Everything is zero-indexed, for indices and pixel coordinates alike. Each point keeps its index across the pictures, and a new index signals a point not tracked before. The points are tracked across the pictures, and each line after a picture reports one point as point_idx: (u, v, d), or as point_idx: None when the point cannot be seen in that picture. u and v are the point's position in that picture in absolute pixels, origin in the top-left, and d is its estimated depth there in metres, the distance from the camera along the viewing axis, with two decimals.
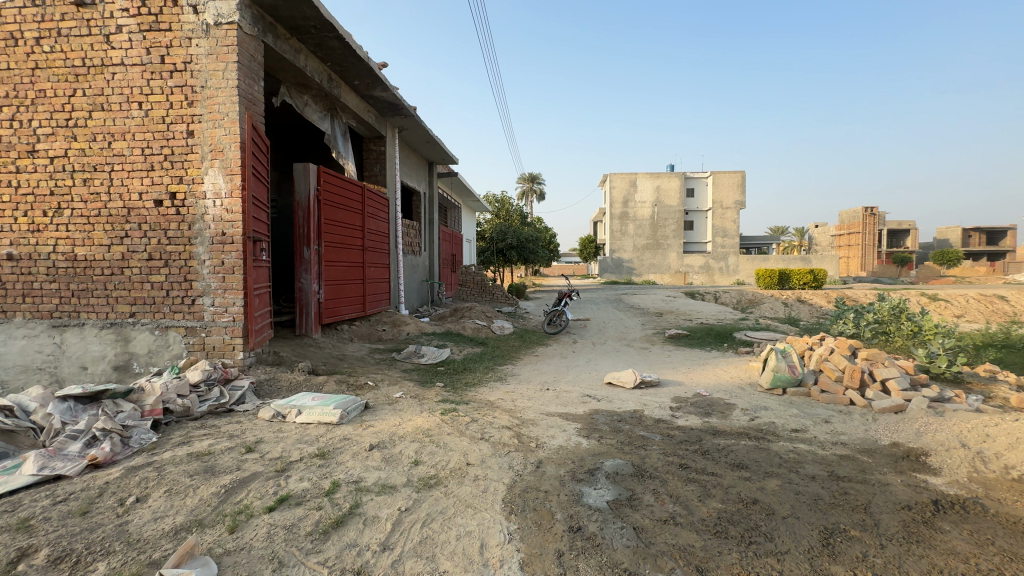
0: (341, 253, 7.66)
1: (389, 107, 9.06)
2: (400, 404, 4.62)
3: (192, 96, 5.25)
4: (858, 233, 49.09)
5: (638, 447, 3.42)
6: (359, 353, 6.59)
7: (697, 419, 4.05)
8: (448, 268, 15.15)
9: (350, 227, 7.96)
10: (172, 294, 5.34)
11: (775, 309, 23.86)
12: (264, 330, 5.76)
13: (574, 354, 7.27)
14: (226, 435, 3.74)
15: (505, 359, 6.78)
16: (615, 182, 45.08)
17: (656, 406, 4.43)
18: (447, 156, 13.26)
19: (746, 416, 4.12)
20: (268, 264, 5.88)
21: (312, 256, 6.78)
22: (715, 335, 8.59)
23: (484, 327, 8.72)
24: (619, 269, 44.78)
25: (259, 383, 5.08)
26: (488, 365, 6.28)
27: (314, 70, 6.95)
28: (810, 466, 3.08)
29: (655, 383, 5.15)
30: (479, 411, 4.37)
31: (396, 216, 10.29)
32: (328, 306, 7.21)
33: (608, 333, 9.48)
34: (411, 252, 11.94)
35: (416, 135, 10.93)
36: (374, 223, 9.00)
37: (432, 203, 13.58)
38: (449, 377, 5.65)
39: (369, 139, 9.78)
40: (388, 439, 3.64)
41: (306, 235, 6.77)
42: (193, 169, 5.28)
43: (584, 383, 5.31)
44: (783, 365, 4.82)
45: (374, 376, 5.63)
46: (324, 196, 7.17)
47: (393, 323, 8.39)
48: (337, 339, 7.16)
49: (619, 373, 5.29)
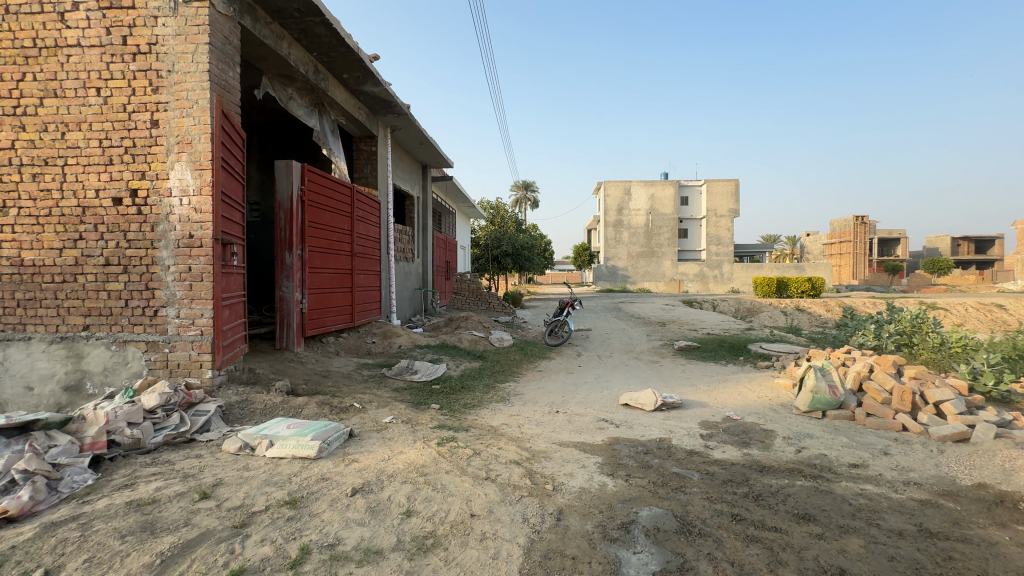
0: (327, 259, 7.07)
1: (381, 104, 8.52)
2: (390, 432, 4.01)
3: (157, 82, 4.67)
4: (851, 242, 49.21)
5: (675, 491, 2.85)
6: (345, 370, 5.96)
7: (736, 451, 3.49)
8: (442, 276, 14.56)
9: (338, 231, 7.38)
10: (132, 305, 4.71)
11: (775, 318, 23.46)
12: (238, 344, 5.15)
13: (581, 369, 6.71)
14: (179, 475, 3.12)
15: (507, 375, 6.18)
16: (609, 190, 44.83)
17: (684, 434, 3.86)
18: (442, 159, 12.73)
19: (792, 447, 3.57)
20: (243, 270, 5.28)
21: (294, 262, 6.19)
22: (728, 348, 8.06)
23: (482, 339, 8.14)
24: (614, 277, 44.36)
25: (229, 407, 4.45)
26: (489, 382, 5.69)
27: (299, 60, 6.40)
28: (892, 518, 2.53)
29: (677, 404, 4.59)
30: (481, 440, 3.78)
31: (387, 220, 9.72)
32: (312, 317, 6.61)
33: (613, 345, 8.92)
34: (403, 258, 11.37)
35: (410, 136, 10.39)
36: (365, 227, 8.43)
37: (426, 208, 13.03)
38: (446, 397, 5.05)
39: (360, 139, 9.23)
40: (375, 480, 3.03)
41: (288, 239, 6.18)
42: (157, 163, 4.69)
43: (598, 405, 4.73)
44: (824, 386, 4.29)
45: (361, 396, 5.02)
46: (310, 197, 6.59)
47: (384, 335, 7.77)
48: (321, 353, 6.53)
49: (637, 393, 4.72)
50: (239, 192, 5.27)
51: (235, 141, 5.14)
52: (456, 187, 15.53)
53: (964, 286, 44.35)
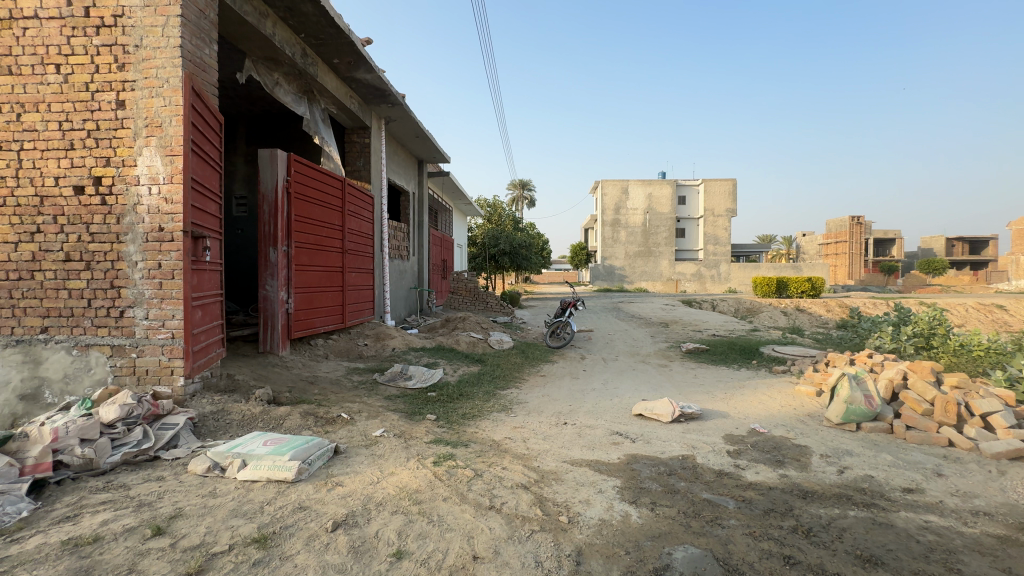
0: (316, 255, 6.62)
1: (374, 93, 8.08)
2: (381, 448, 3.59)
3: (123, 58, 4.22)
4: (847, 241, 49.14)
5: (711, 524, 2.45)
6: (334, 375, 5.52)
7: (771, 473, 3.08)
8: (438, 275, 14.13)
9: (328, 226, 6.94)
10: (96, 305, 4.25)
11: (775, 318, 23.18)
12: (214, 348, 4.71)
13: (587, 374, 6.30)
14: (133, 504, 2.68)
15: (508, 380, 5.76)
16: (606, 189, 44.47)
17: (710, 451, 3.46)
18: (438, 153, 12.29)
19: (833, 467, 3.17)
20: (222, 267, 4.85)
21: (279, 258, 5.75)
22: (739, 350, 7.67)
23: (480, 341, 7.71)
24: (611, 277, 44.03)
25: (202, 419, 4.01)
26: (490, 389, 5.27)
27: (285, 41, 5.95)
28: (973, 562, 2.13)
29: (696, 415, 4.19)
30: (482, 459, 3.36)
31: (381, 216, 9.27)
32: (300, 317, 6.17)
33: (618, 347, 8.52)
34: (398, 256, 10.94)
35: (405, 128, 9.95)
36: (357, 222, 7.98)
37: (422, 204, 12.60)
38: (443, 407, 4.63)
39: (352, 130, 8.79)
40: (361, 509, 2.61)
41: (272, 234, 5.73)
42: (123, 148, 4.24)
43: (610, 416, 4.32)
44: (858, 396, 3.91)
45: (350, 405, 4.59)
46: (297, 189, 6.15)
47: (377, 337, 7.34)
48: (309, 357, 6.09)
49: (652, 403, 4.33)
50: (217, 181, 4.81)
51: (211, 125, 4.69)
52: (453, 183, 15.10)
53: (959, 286, 44.46)
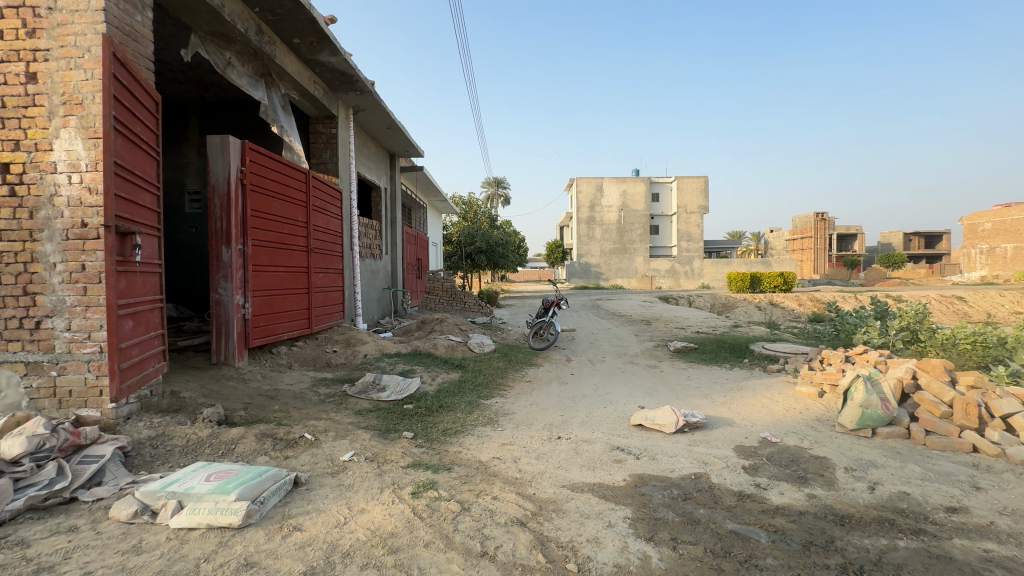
0: (277, 255, 6.01)
1: (340, 79, 7.48)
2: (349, 477, 3.08)
3: (34, 22, 3.57)
4: (813, 237, 50.51)
5: (748, 566, 2.06)
6: (298, 388, 4.94)
7: (797, 493, 2.73)
8: (413, 274, 13.55)
9: (290, 222, 6.33)
10: (4, 315, 3.54)
11: (750, 313, 23.42)
12: (152, 363, 4.05)
13: (575, 378, 5.90)
14: (28, 570, 2.12)
15: (492, 388, 5.30)
16: (581, 187, 44.41)
17: (724, 468, 3.09)
18: (411, 147, 11.73)
19: (862, 483, 2.83)
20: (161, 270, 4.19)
21: (233, 258, 5.13)
22: (729, 348, 7.42)
23: (460, 345, 7.23)
24: (586, 274, 43.77)
25: (136, 447, 3.41)
26: (472, 399, 4.81)
27: (238, 16, 5.33)
28: None
29: (701, 425, 3.83)
30: (469, 488, 2.89)
31: (350, 212, 8.67)
32: (259, 324, 5.56)
33: (603, 347, 8.17)
34: (370, 255, 10.34)
35: (375, 119, 9.36)
36: (324, 218, 7.38)
37: (395, 200, 11.99)
38: (421, 422, 4.14)
39: (317, 120, 8.16)
40: (322, 564, 2.12)
41: (225, 231, 5.10)
42: (36, 129, 3.58)
43: (608, 427, 3.92)
44: (874, 399, 3.62)
45: (315, 423, 4.05)
46: (254, 181, 5.53)
47: (347, 342, 6.76)
48: (270, 367, 5.48)
49: (653, 412, 3.95)
50: (153, 169, 4.15)
51: (145, 102, 4.02)
52: (427, 179, 14.53)
53: (917, 279, 46.45)
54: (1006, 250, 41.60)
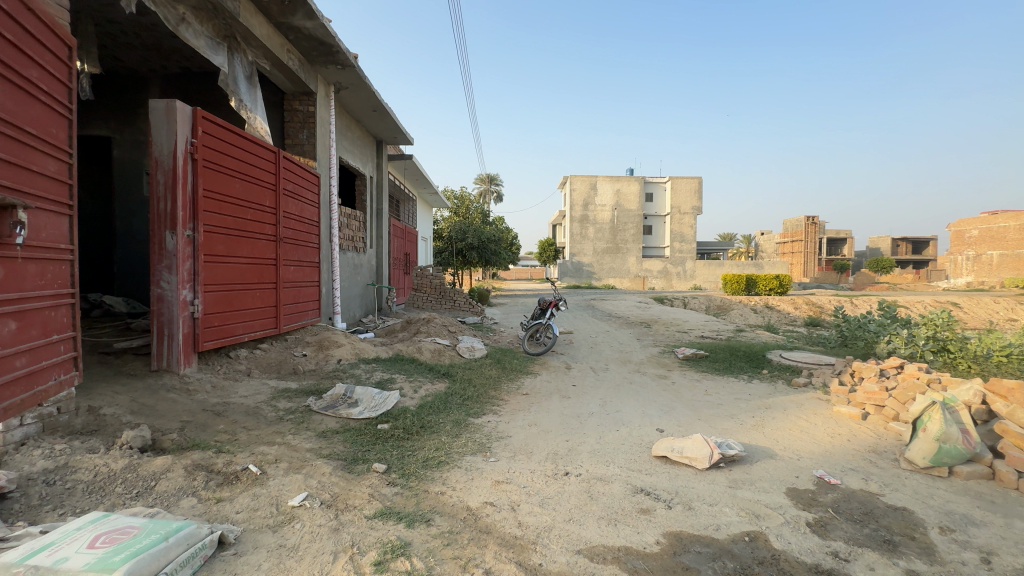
0: (238, 243, 5.20)
1: (319, 49, 6.68)
2: (296, 533, 2.34)
3: None
4: (804, 240, 50.41)
5: None
6: (253, 401, 4.16)
7: (894, 570, 2.03)
8: (400, 270, 12.79)
9: (255, 206, 5.52)
10: None
11: (745, 316, 22.93)
12: (54, 375, 3.15)
13: (578, 391, 5.18)
14: None
15: (484, 403, 4.57)
16: (574, 184, 43.71)
17: (784, 525, 2.39)
18: (399, 133, 10.94)
19: (971, 554, 2.15)
20: (59, 266, 3.16)
21: (179, 246, 4.31)
22: (744, 357, 6.76)
23: (448, 349, 6.47)
24: (579, 273, 43.05)
25: (24, 485, 2.59)
26: (460, 418, 4.06)
27: None
28: None
29: (739, 459, 3.14)
30: (454, 555, 2.16)
31: (329, 199, 7.86)
32: (213, 323, 4.77)
33: (605, 353, 7.48)
34: (353, 248, 9.54)
35: (359, 99, 8.56)
36: (298, 205, 6.58)
37: (381, 190, 11.18)
38: (397, 450, 3.39)
39: (292, 95, 7.34)
40: None
41: (169, 213, 4.28)
42: None
43: (625, 460, 3.21)
44: (954, 432, 2.95)
45: (265, 449, 3.28)
46: (209, 156, 4.70)
47: (319, 345, 5.97)
48: (224, 373, 4.69)
49: (680, 441, 3.25)
50: (60, 131, 3.14)
51: (50, 39, 3.02)
52: (417, 170, 13.73)
53: (906, 285, 46.51)
54: (994, 257, 41.80)
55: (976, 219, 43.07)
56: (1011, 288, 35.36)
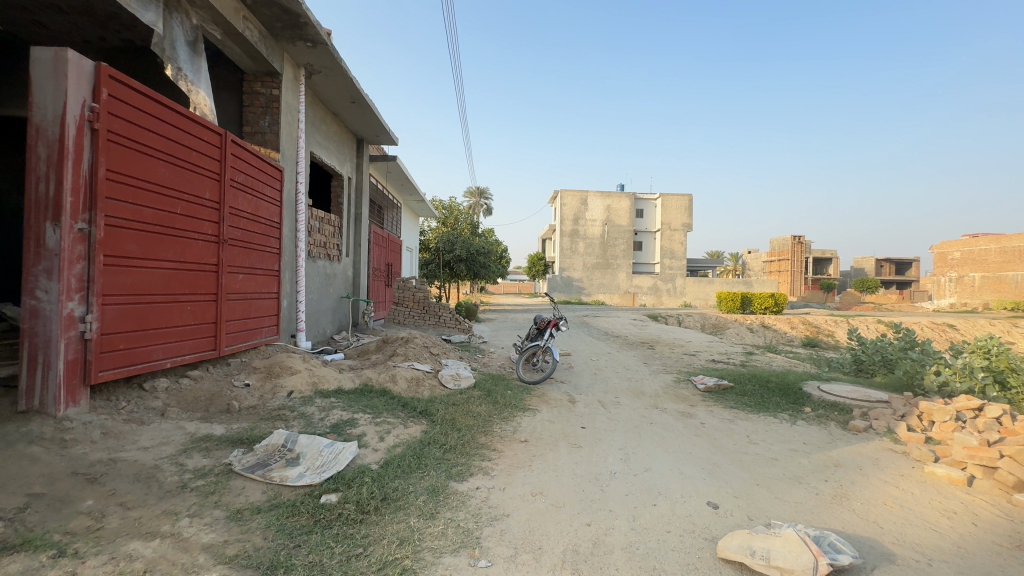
0: (161, 242, 4.08)
1: (283, 19, 5.68)
2: None
3: None
4: (792, 259, 50.29)
5: None
6: (153, 457, 3.01)
7: None
8: (380, 281, 11.68)
9: (188, 197, 4.42)
10: None
11: (741, 335, 22.14)
12: None
13: (590, 436, 4.10)
14: None
15: (471, 456, 3.46)
16: (565, 199, 42.99)
17: None
18: (382, 131, 9.96)
19: None
20: None
21: (65, 243, 3.20)
22: (775, 389, 5.77)
23: (428, 377, 5.36)
24: (569, 288, 42.30)
25: None
26: (438, 483, 2.95)
27: None
28: None
29: (854, 568, 2.11)
30: None
31: (293, 198, 6.77)
32: (116, 347, 3.63)
33: (612, 382, 6.43)
34: (323, 256, 8.42)
35: (335, 87, 7.57)
36: (251, 201, 5.50)
37: (360, 192, 10.14)
38: (342, 546, 2.27)
39: (253, 75, 6.31)
40: None
41: (52, 199, 3.18)
42: None
43: (684, 569, 2.13)
44: None
45: (137, 549, 2.13)
46: (119, 127, 3.62)
47: (267, 372, 4.82)
48: (126, 414, 3.53)
49: (763, 537, 2.20)
50: None
51: None
52: (401, 175, 12.69)
53: (894, 304, 46.48)
54: (975, 278, 41.89)
55: (960, 241, 43.39)
56: (1000, 310, 35.27)
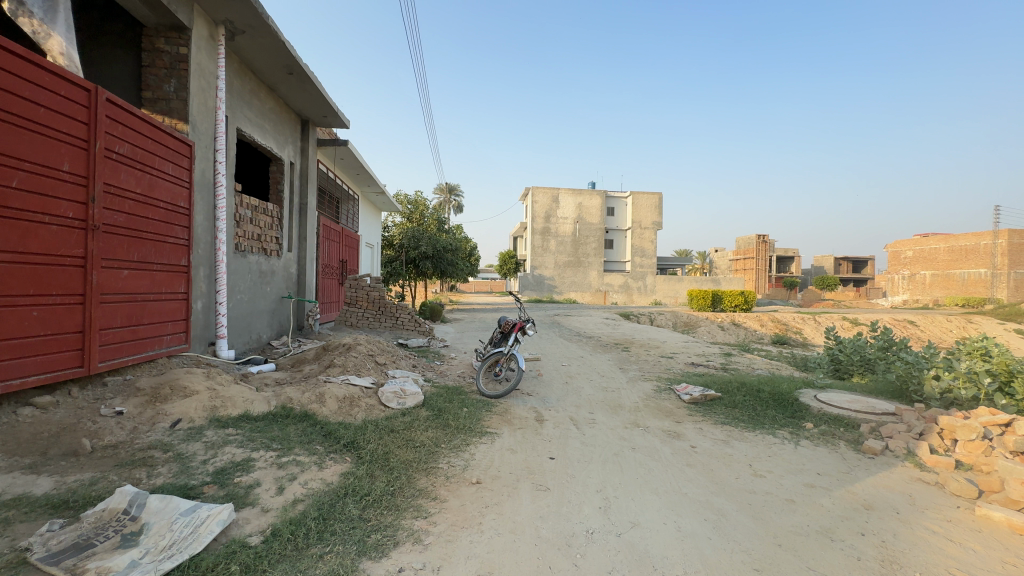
0: None
1: None
2: None
3: None
4: (757, 258, 51.19)
5: None
6: None
7: None
8: (330, 279, 10.54)
9: (36, 168, 3.34)
10: None
11: (712, 333, 21.92)
12: None
13: (561, 471, 3.27)
14: None
15: (401, 514, 2.56)
16: (536, 196, 42.24)
17: None
18: (330, 111, 8.88)
19: None
20: None
21: None
22: (769, 399, 5.09)
23: (365, 395, 4.41)
24: (540, 286, 41.65)
25: None
26: (344, 568, 2.05)
27: None
28: None
29: None
30: None
31: (208, 180, 5.67)
32: None
33: (586, 393, 5.62)
34: (255, 250, 7.30)
35: (266, 51, 6.49)
36: (142, 179, 4.42)
37: (305, 180, 9.02)
38: None
39: (155, 28, 5.17)
40: None
41: None
42: None
43: None
44: None
45: None
46: None
47: (152, 395, 3.77)
48: None
49: None
50: None
51: None
52: (356, 162, 11.56)
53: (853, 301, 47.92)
54: (926, 276, 43.59)
55: (912, 240, 45.06)
56: (953, 306, 36.58)
